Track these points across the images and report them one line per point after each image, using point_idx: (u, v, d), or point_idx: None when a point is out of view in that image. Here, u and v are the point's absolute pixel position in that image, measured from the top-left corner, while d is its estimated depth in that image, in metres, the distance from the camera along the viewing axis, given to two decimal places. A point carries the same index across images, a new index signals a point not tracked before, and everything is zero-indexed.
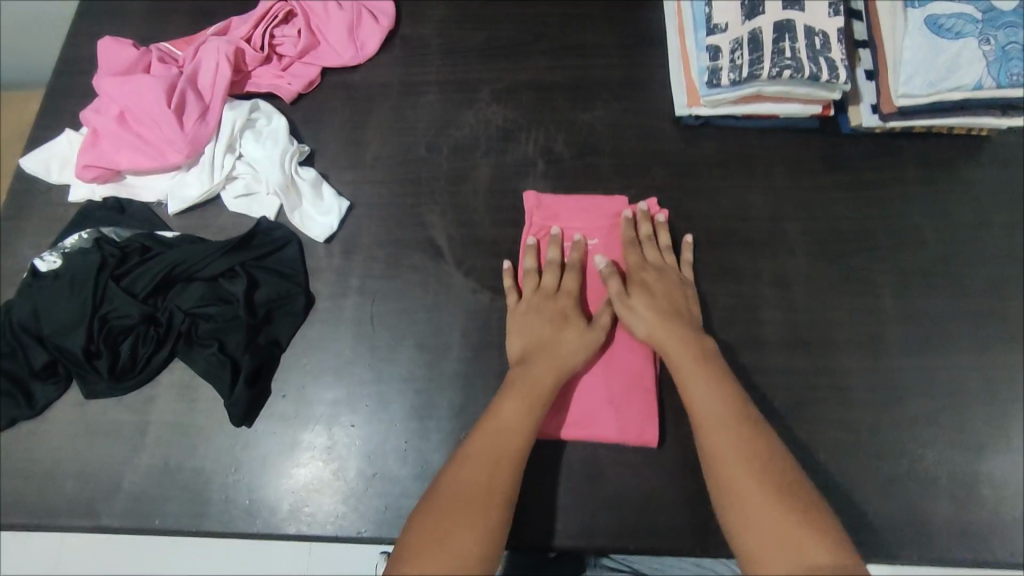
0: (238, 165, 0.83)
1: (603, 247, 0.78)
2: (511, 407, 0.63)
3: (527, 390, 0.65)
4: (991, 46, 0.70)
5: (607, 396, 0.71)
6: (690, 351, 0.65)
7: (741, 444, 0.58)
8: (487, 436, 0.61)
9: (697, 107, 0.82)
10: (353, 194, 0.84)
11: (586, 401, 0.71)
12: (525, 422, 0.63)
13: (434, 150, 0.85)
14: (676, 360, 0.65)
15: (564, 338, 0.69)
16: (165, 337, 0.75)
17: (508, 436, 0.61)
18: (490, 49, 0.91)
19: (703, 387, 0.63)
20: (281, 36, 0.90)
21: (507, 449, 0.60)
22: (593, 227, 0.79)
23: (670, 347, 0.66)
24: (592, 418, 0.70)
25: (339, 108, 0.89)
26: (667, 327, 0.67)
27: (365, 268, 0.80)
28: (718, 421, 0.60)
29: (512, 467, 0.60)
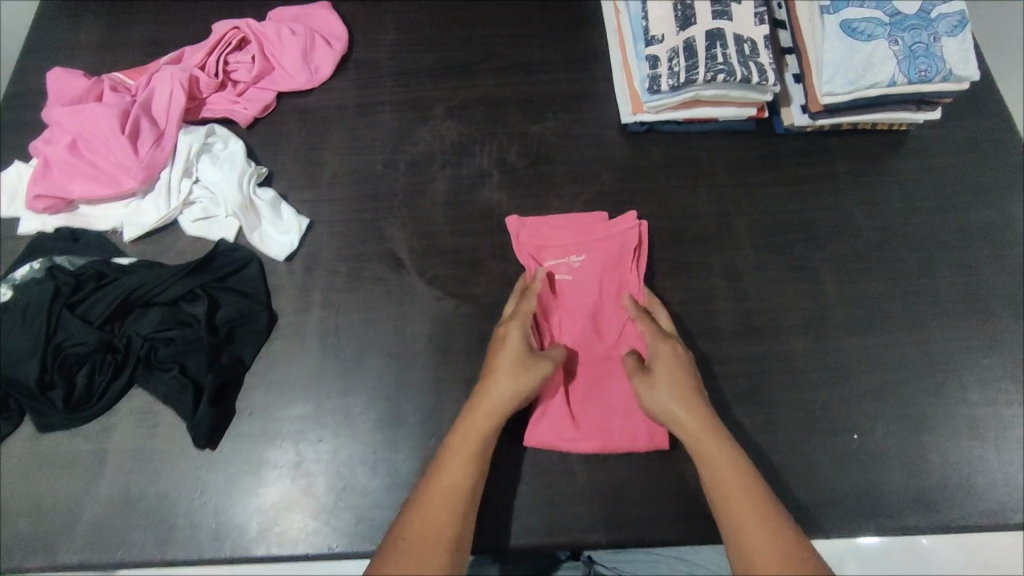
0: (195, 189, 0.84)
1: (591, 264, 0.79)
2: (452, 457, 0.63)
3: (464, 440, 0.64)
4: (900, 46, 0.76)
5: (618, 407, 0.73)
6: (712, 434, 0.64)
7: (769, 542, 0.57)
8: (432, 490, 0.62)
9: (641, 113, 0.86)
10: (313, 212, 0.85)
11: (594, 415, 0.73)
12: (465, 474, 0.63)
13: (391, 166, 0.87)
14: (705, 450, 0.63)
15: (504, 376, 0.67)
16: (123, 363, 0.74)
17: (449, 489, 0.61)
18: (441, 69, 0.95)
19: (731, 478, 0.61)
20: (235, 62, 0.91)
21: (450, 500, 0.61)
22: (579, 242, 0.79)
23: (688, 431, 0.64)
24: (607, 429, 0.72)
25: (296, 130, 0.90)
26: (694, 413, 0.65)
27: (327, 283, 0.80)
28: (741, 511, 0.59)
29: (458, 519, 0.60)
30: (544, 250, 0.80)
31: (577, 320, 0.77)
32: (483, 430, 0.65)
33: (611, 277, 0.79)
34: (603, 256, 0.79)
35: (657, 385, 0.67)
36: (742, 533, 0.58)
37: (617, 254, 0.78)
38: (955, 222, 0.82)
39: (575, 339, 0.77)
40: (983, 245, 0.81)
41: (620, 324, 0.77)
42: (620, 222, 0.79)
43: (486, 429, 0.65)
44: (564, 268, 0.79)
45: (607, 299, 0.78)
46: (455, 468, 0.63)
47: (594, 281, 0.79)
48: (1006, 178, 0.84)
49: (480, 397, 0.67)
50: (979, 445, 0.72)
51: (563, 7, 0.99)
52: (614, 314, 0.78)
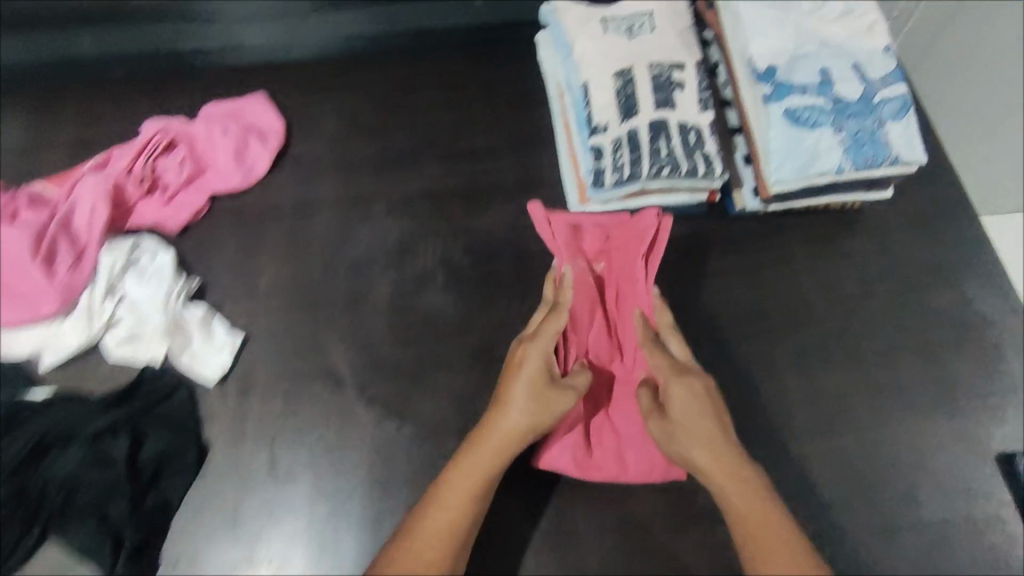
0: (120, 310, 0.79)
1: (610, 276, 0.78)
2: (455, 491, 0.61)
3: (464, 477, 0.62)
4: (845, 133, 0.74)
5: (631, 433, 0.74)
6: (743, 475, 0.60)
7: None
8: (429, 523, 0.59)
9: (587, 205, 0.83)
10: (248, 325, 0.80)
11: (606, 441, 0.74)
12: (462, 515, 0.60)
13: (331, 272, 0.83)
14: (735, 500, 0.59)
15: (516, 406, 0.64)
16: (35, 515, 0.68)
17: (446, 525, 0.59)
18: (382, 160, 0.91)
19: (762, 531, 0.57)
20: (162, 166, 0.87)
21: (446, 536, 0.59)
22: (598, 251, 0.78)
23: (716, 472, 0.60)
24: (619, 455, 0.74)
25: (230, 235, 0.86)
26: (722, 460, 0.61)
27: (263, 409, 0.76)
28: (779, 561, 0.55)
29: (451, 555, 0.59)
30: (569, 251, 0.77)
31: (598, 336, 0.77)
32: (489, 466, 0.63)
33: (631, 295, 0.76)
34: (623, 268, 0.77)
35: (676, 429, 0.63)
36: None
37: (638, 270, 0.75)
38: (912, 305, 0.80)
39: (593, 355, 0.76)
40: (942, 330, 0.79)
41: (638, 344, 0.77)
42: (641, 223, 0.75)
43: (493, 465, 0.63)
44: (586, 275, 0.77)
45: (626, 312, 0.77)
46: (457, 504, 0.61)
47: (613, 291, 0.78)
48: (960, 257, 0.83)
49: (491, 429, 0.65)
50: (947, 553, 0.69)
51: (508, 88, 0.96)
52: (632, 335, 0.76)
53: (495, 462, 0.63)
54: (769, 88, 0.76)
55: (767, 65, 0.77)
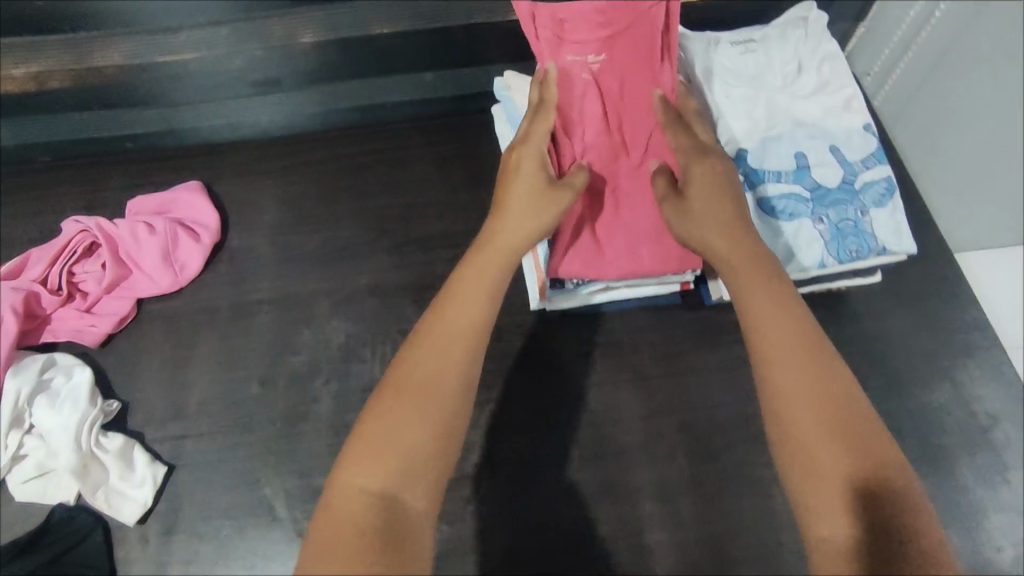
0: (27, 440, 0.70)
1: (612, 66, 0.66)
2: (463, 302, 0.57)
3: (471, 280, 0.59)
4: (825, 224, 0.68)
5: (642, 226, 0.69)
6: (757, 269, 0.58)
7: (820, 388, 0.50)
8: (440, 326, 0.55)
9: (546, 300, 0.75)
10: (175, 452, 0.72)
11: (618, 243, 0.69)
12: (469, 322, 0.56)
13: (268, 385, 0.75)
14: (754, 317, 0.54)
15: (522, 197, 0.63)
16: None
17: (457, 324, 0.55)
18: (327, 252, 0.84)
19: (785, 345, 0.52)
20: (83, 272, 0.80)
21: (462, 332, 0.55)
22: (602, 37, 0.65)
23: (728, 259, 0.59)
24: (638, 261, 0.69)
25: (158, 344, 0.78)
26: (743, 274, 0.57)
27: (188, 551, 0.68)
28: (786, 343, 0.52)
29: (471, 344, 0.55)
30: (564, 43, 0.66)
31: (598, 138, 0.68)
32: (498, 272, 0.60)
33: (638, 83, 0.67)
34: (630, 60, 0.67)
35: (694, 210, 0.61)
36: (784, 411, 0.50)
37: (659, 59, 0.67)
38: (909, 403, 0.73)
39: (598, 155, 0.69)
40: (942, 429, 0.72)
41: (648, 129, 0.69)
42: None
43: (499, 267, 0.60)
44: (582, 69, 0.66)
45: (629, 103, 0.68)
46: (462, 303, 0.57)
47: (617, 86, 0.68)
48: (960, 344, 0.76)
49: (495, 245, 0.61)
50: None
51: (464, 166, 0.90)
52: (646, 118, 0.68)
53: (506, 262, 0.60)
54: (742, 175, 0.69)
55: (737, 150, 0.71)
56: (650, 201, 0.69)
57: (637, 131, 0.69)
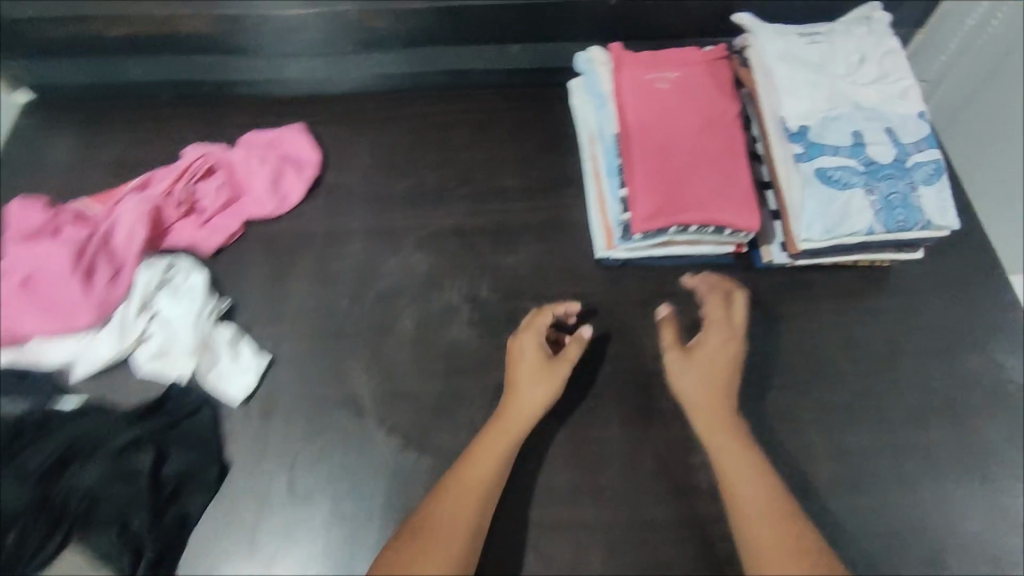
0: (152, 325, 0.81)
1: (688, 80, 0.85)
2: (481, 463, 0.68)
3: (488, 448, 0.69)
4: (876, 196, 0.75)
5: (714, 185, 0.79)
6: (730, 428, 0.70)
7: (786, 534, 0.62)
8: (460, 483, 0.66)
9: (613, 250, 0.84)
10: (274, 348, 0.81)
11: (693, 190, 0.78)
12: (481, 492, 0.66)
13: (358, 301, 0.84)
14: (735, 470, 0.67)
15: (526, 376, 0.73)
16: (56, 522, 0.70)
17: (478, 483, 0.66)
18: (415, 194, 0.93)
19: (763, 507, 0.64)
20: (202, 190, 0.89)
21: (473, 498, 0.65)
22: (677, 65, 0.86)
23: (709, 417, 0.70)
24: (710, 205, 0.77)
25: (260, 260, 0.88)
26: (719, 417, 0.70)
27: (284, 432, 0.76)
28: (757, 497, 0.65)
29: (479, 510, 0.65)
30: (647, 64, 0.86)
31: (678, 123, 0.82)
32: (511, 439, 0.70)
33: (713, 95, 0.84)
34: (702, 78, 0.85)
35: (693, 365, 0.73)
36: (757, 544, 0.62)
37: (726, 92, 0.85)
38: (941, 368, 0.79)
39: (678, 134, 0.82)
40: (974, 393, 0.78)
41: (719, 125, 0.83)
42: (712, 50, 0.88)
43: (510, 443, 0.69)
44: (662, 79, 0.85)
45: (706, 102, 0.84)
46: (473, 476, 0.67)
47: (693, 91, 0.85)
48: (993, 320, 0.82)
49: (506, 415, 0.71)
50: None
51: (542, 131, 0.98)
52: (716, 111, 0.84)
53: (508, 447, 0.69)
54: (802, 148, 0.77)
55: (799, 125, 0.78)
56: (722, 170, 0.80)
57: (711, 122, 0.83)
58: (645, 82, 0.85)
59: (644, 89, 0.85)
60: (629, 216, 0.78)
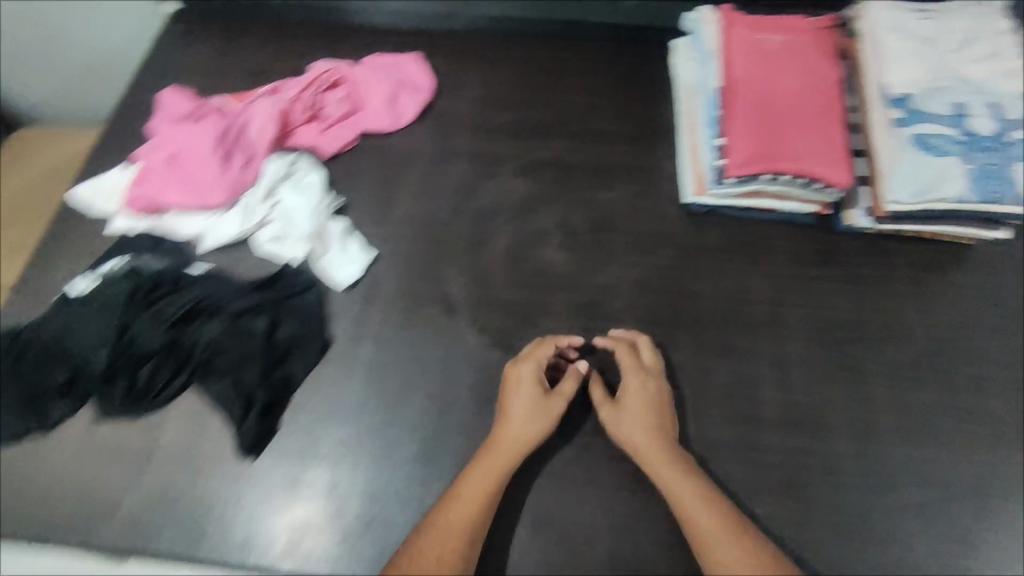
0: (273, 211, 0.89)
1: (795, 43, 0.89)
2: (472, 487, 0.68)
3: (471, 483, 0.68)
4: (972, 165, 0.77)
5: (810, 140, 0.82)
6: (673, 460, 0.70)
7: (747, 558, 0.63)
8: (445, 519, 0.66)
9: (702, 196, 0.90)
10: (380, 245, 0.89)
11: (789, 143, 0.82)
12: (467, 523, 0.66)
13: (459, 214, 0.92)
14: (691, 502, 0.67)
15: (519, 408, 0.73)
16: (184, 365, 0.79)
17: (463, 512, 0.66)
18: (517, 128, 1.00)
19: (726, 535, 0.65)
20: (326, 99, 0.98)
21: (458, 531, 0.65)
22: (785, 28, 0.90)
23: (654, 457, 0.71)
24: (803, 158, 0.82)
25: (373, 168, 0.96)
26: (657, 448, 0.71)
27: (383, 317, 0.84)
28: (716, 526, 0.65)
29: (467, 543, 0.65)
30: (755, 25, 0.90)
31: (781, 81, 0.86)
32: (502, 467, 0.70)
33: (818, 58, 0.88)
34: (809, 42, 0.89)
35: (629, 413, 0.74)
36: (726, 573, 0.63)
37: (831, 57, 0.88)
38: (1007, 342, 0.83)
39: (780, 90, 0.86)
40: None
41: (821, 86, 0.86)
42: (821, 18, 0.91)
43: (498, 475, 0.69)
44: (769, 40, 0.89)
45: (810, 64, 0.87)
46: (458, 508, 0.67)
47: (798, 53, 0.88)
48: None
49: (498, 444, 0.71)
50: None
51: (641, 83, 1.04)
52: (820, 73, 0.87)
53: (492, 479, 0.69)
54: (902, 114, 0.80)
55: (901, 93, 0.81)
56: (819, 127, 0.83)
57: (813, 82, 0.86)
58: (752, 41, 0.89)
59: (750, 48, 0.89)
60: (723, 162, 0.84)
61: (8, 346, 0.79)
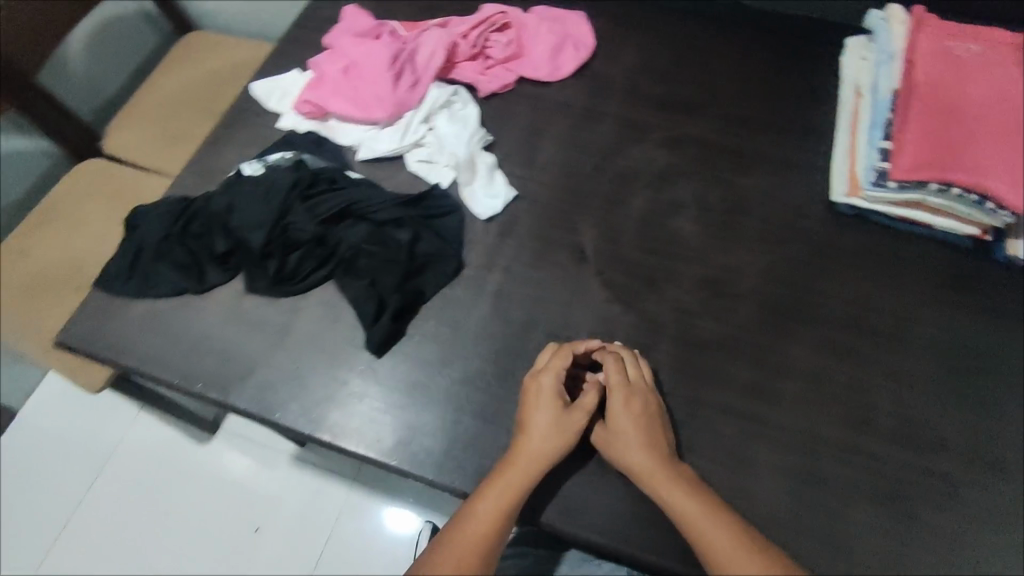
0: (428, 135, 0.94)
1: (989, 52, 0.84)
2: (489, 503, 0.66)
3: (490, 498, 0.67)
4: None
5: (996, 152, 0.77)
6: (670, 471, 0.68)
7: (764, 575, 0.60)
8: (463, 535, 0.64)
9: (855, 197, 0.87)
10: (521, 187, 0.92)
11: (971, 154, 0.78)
12: (487, 537, 0.64)
13: (600, 171, 0.94)
14: (693, 515, 0.65)
15: (538, 422, 0.71)
16: (328, 259, 0.84)
17: (480, 530, 0.64)
18: (669, 98, 1.00)
19: (739, 553, 0.61)
20: (493, 41, 1.01)
21: (476, 547, 0.63)
22: (979, 38, 0.85)
23: (652, 472, 0.68)
24: (983, 172, 0.77)
25: (524, 113, 0.98)
26: (654, 461, 0.69)
27: (515, 253, 0.87)
28: (725, 540, 0.62)
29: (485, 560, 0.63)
30: (946, 30, 0.86)
31: (972, 88, 0.81)
32: (520, 485, 0.68)
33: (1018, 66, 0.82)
34: (1007, 52, 0.83)
35: (621, 430, 0.71)
36: None
37: None
38: None
39: (970, 97, 0.81)
40: None
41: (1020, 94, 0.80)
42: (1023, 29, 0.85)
43: (517, 491, 0.67)
44: (961, 46, 0.84)
45: (1009, 72, 0.81)
46: (480, 521, 0.65)
47: (994, 61, 0.83)
48: None
49: (515, 463, 0.69)
50: None
51: (804, 74, 1.01)
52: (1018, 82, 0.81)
53: (513, 494, 0.67)
54: None
55: None
56: (1010, 139, 0.78)
57: (1011, 89, 0.80)
58: (943, 44, 0.85)
59: (939, 50, 0.84)
60: (890, 167, 0.81)
61: (180, 213, 0.88)
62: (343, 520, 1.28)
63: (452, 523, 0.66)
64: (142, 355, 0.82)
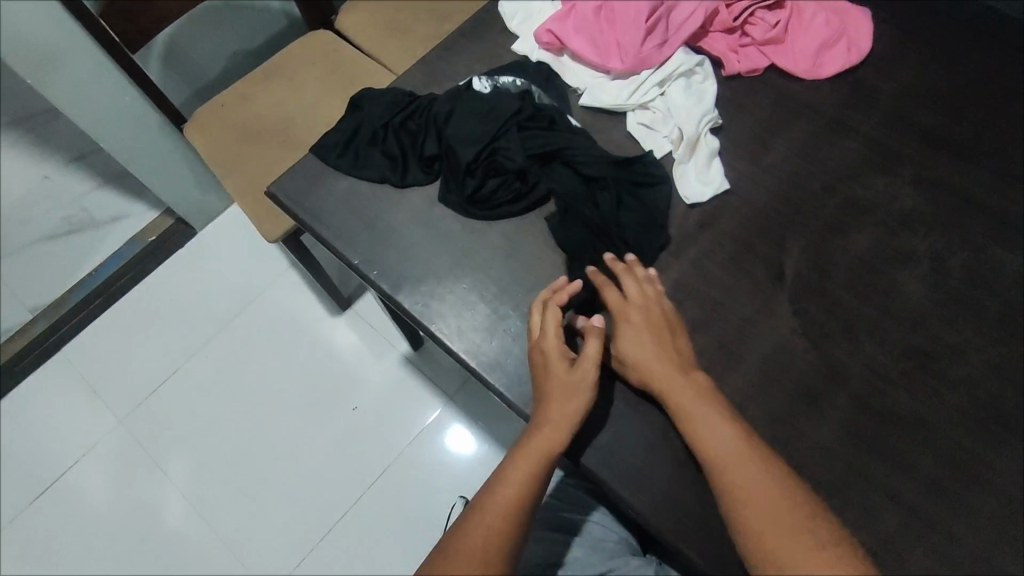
0: (656, 99, 0.89)
1: None
2: (520, 466, 0.65)
3: (522, 462, 0.65)
4: None
5: None
6: (679, 377, 0.66)
7: (769, 495, 0.56)
8: (495, 498, 0.63)
9: None
10: (736, 181, 0.86)
11: None
12: (522, 502, 0.63)
13: (829, 192, 0.84)
14: (700, 421, 0.63)
15: (551, 383, 0.69)
16: (524, 196, 0.84)
17: (510, 494, 0.63)
18: (937, 133, 0.87)
19: (744, 469, 0.58)
20: (758, 19, 0.93)
21: (509, 511, 0.62)
22: None
23: (663, 383, 0.67)
24: None
25: (764, 105, 0.90)
26: (665, 370, 0.67)
27: (708, 249, 0.82)
28: (730, 452, 0.60)
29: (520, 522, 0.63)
30: None
31: None
32: (552, 443, 0.66)
33: None
34: None
35: (631, 349, 0.70)
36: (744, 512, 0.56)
37: None
38: None
39: None
40: None
41: None
42: None
43: (547, 451, 0.66)
44: None
45: None
46: (513, 486, 0.64)
47: None
48: None
49: (543, 424, 0.67)
50: None
51: None
52: None
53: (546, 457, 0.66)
54: None
55: None
56: None
57: None
58: None
59: None
60: None
61: (404, 105, 0.91)
62: (430, 432, 1.33)
63: (485, 489, 0.65)
64: (335, 226, 0.87)
